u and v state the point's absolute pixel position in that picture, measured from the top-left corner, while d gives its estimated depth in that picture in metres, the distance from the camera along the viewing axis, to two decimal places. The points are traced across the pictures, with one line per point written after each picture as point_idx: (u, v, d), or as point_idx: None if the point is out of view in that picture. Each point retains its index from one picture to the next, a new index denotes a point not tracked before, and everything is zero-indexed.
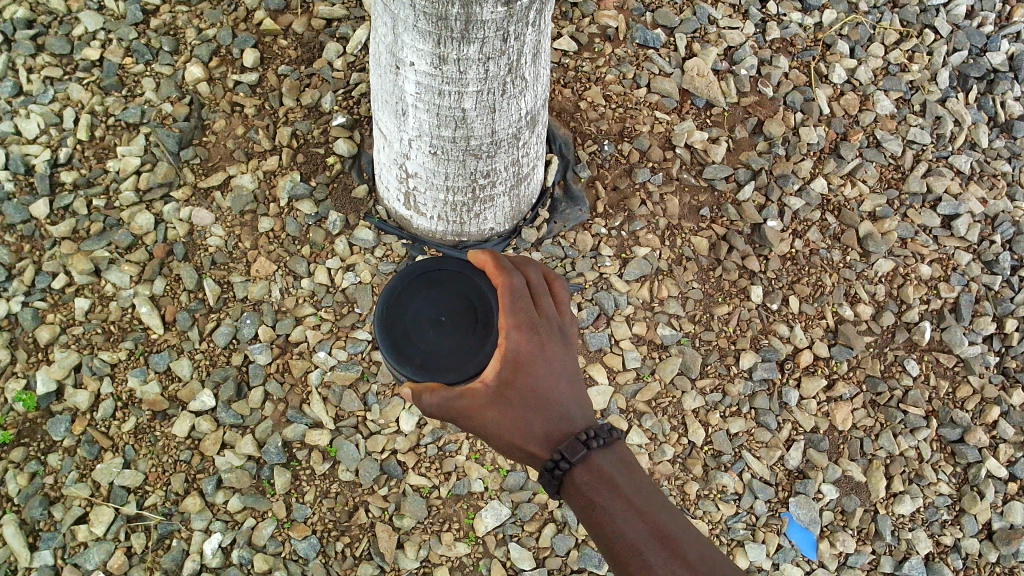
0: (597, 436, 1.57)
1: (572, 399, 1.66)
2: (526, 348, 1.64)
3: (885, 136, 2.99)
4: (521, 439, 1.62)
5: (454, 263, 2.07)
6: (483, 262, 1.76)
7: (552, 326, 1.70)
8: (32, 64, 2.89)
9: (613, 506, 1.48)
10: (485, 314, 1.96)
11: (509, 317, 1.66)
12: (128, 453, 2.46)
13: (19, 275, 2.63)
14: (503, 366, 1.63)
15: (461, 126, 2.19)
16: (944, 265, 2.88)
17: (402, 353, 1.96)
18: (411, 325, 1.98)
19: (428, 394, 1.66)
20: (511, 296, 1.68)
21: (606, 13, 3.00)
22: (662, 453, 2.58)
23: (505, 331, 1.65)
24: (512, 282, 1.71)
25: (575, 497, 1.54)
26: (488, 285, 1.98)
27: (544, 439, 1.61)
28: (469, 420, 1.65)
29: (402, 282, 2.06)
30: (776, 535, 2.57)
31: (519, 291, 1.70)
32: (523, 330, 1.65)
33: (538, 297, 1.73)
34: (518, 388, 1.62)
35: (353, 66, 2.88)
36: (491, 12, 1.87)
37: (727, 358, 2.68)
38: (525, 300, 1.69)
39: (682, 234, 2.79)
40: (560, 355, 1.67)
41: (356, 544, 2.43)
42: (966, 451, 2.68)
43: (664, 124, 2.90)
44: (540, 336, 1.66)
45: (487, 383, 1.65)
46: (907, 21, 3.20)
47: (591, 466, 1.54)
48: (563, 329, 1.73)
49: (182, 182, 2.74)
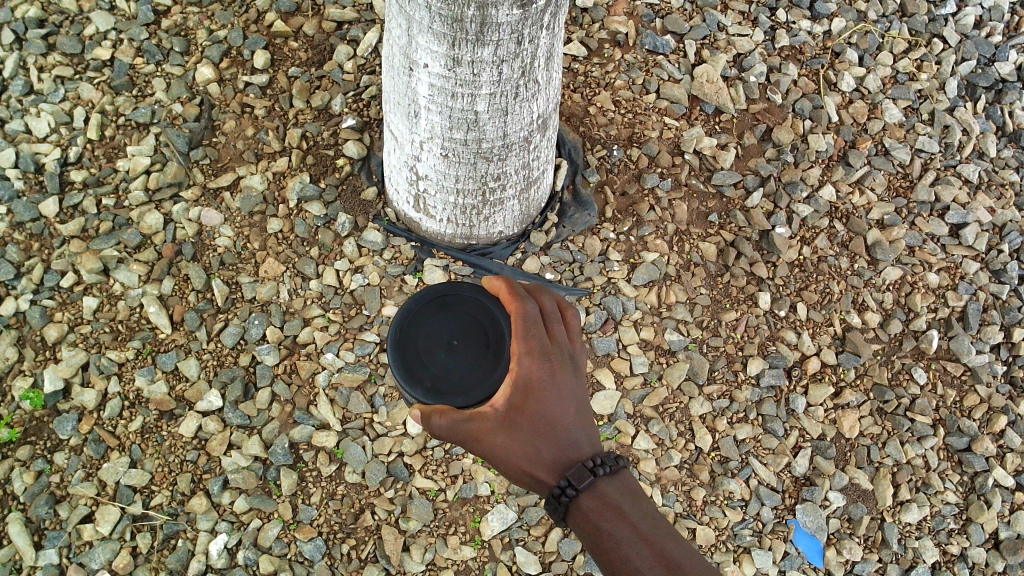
0: (604, 463, 1.57)
1: (580, 425, 1.66)
2: (535, 375, 1.66)
3: (893, 144, 3.00)
4: (530, 465, 1.62)
5: (466, 286, 2.08)
6: (498, 288, 1.78)
7: (563, 353, 1.72)
8: (43, 63, 2.90)
9: (619, 532, 1.49)
10: (497, 338, 1.96)
11: (520, 344, 1.68)
12: (135, 453, 2.45)
13: (28, 273, 2.62)
14: (513, 392, 1.66)
15: (473, 128, 2.19)
16: (952, 274, 2.88)
17: (413, 374, 1.95)
18: (424, 347, 1.98)
19: (438, 416, 1.65)
20: (525, 322, 1.70)
21: (615, 18, 3.01)
22: (669, 459, 2.57)
23: (517, 357, 1.68)
24: (527, 308, 1.71)
25: (582, 523, 1.54)
26: (500, 310, 1.99)
27: (551, 465, 1.61)
28: (477, 444, 1.64)
29: (414, 303, 2.05)
30: (782, 542, 2.56)
31: (534, 318, 1.71)
32: (535, 357, 1.67)
33: (551, 325, 1.74)
34: (528, 412, 1.64)
35: (363, 68, 2.89)
36: (507, 15, 1.88)
37: (735, 364, 2.68)
38: (539, 327, 1.70)
39: (690, 240, 2.79)
40: (571, 383, 1.69)
41: (361, 546, 2.42)
42: (973, 460, 2.68)
43: (673, 130, 2.91)
44: (551, 363, 1.68)
45: (495, 408, 1.65)
46: (915, 30, 3.21)
47: (597, 493, 1.54)
48: (574, 357, 1.74)
49: (192, 182, 2.74)
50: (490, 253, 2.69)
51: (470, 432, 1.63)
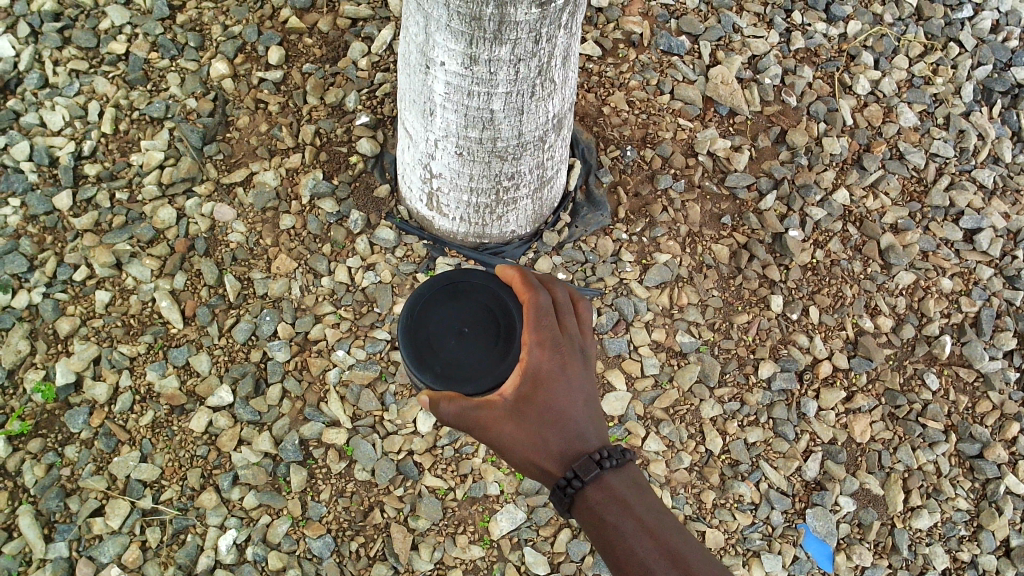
0: (611, 456, 1.56)
1: (587, 417, 1.65)
2: (545, 366, 1.65)
3: (908, 148, 2.99)
4: (536, 455, 1.61)
5: (479, 274, 2.09)
6: (511, 278, 1.79)
7: (573, 345, 1.71)
8: (59, 57, 2.90)
9: (624, 526, 1.48)
10: (508, 328, 1.97)
11: (531, 334, 1.68)
12: (146, 447, 2.45)
13: (41, 266, 2.62)
14: (522, 381, 1.64)
15: (489, 127, 2.19)
16: (965, 279, 2.87)
17: (423, 361, 1.97)
18: (435, 334, 2.00)
19: (447, 402, 1.66)
20: (537, 312, 1.70)
21: (630, 19, 3.00)
22: (679, 461, 2.56)
23: (527, 347, 1.67)
24: (538, 298, 1.72)
25: (586, 516, 1.54)
26: (513, 300, 2.01)
27: (558, 456, 1.60)
28: (485, 431, 1.64)
29: (426, 291, 2.08)
30: (792, 546, 2.55)
31: (546, 308, 1.71)
32: (545, 347, 1.67)
33: (562, 316, 1.74)
34: (537, 403, 1.62)
35: (377, 66, 2.89)
36: (525, 14, 1.87)
37: (746, 367, 2.67)
38: (550, 318, 1.70)
39: (703, 242, 2.79)
40: (580, 375, 1.67)
41: (370, 544, 2.43)
42: (985, 467, 2.66)
43: (687, 131, 2.90)
44: (562, 354, 1.67)
45: (504, 396, 1.64)
46: (932, 34, 3.19)
47: (603, 486, 1.54)
48: (584, 350, 1.73)
49: (205, 177, 2.74)
50: (502, 252, 2.69)
51: (478, 419, 1.63)
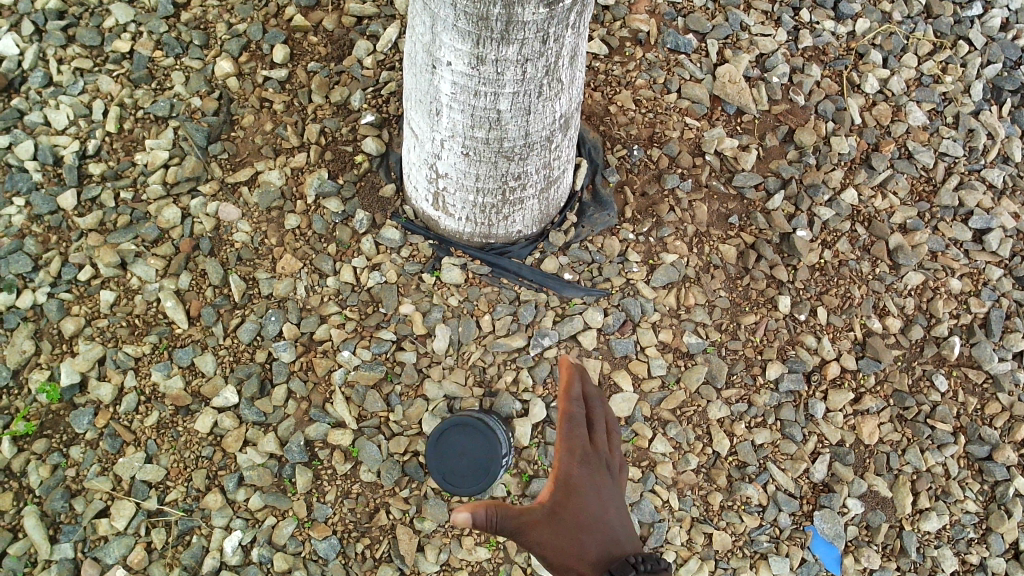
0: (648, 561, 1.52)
1: (621, 527, 1.67)
2: (579, 474, 1.70)
3: (917, 147, 2.96)
4: (575, 561, 1.59)
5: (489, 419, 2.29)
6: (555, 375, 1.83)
7: (605, 462, 1.75)
8: (63, 55, 2.89)
9: None
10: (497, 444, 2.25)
11: (564, 440, 1.74)
12: (151, 448, 2.44)
13: (46, 265, 2.61)
14: (555, 490, 1.68)
15: (495, 127, 2.17)
16: (975, 280, 2.85)
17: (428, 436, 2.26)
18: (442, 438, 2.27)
19: (485, 509, 1.60)
20: (569, 423, 1.76)
21: (637, 17, 2.99)
22: (687, 463, 2.54)
23: (560, 453, 1.73)
24: (572, 409, 1.77)
25: None
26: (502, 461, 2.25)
27: (596, 562, 1.59)
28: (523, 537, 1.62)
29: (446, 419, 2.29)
30: (799, 548, 2.54)
31: (578, 419, 1.77)
32: (577, 456, 1.72)
33: (595, 438, 1.78)
34: (572, 511, 1.65)
35: (383, 64, 2.87)
36: (533, 13, 1.86)
37: (754, 368, 2.66)
38: (583, 429, 1.76)
39: (710, 242, 2.77)
40: (610, 486, 1.71)
41: (376, 545, 2.43)
42: (994, 469, 2.64)
43: (694, 130, 2.88)
44: (593, 465, 1.73)
45: (541, 507, 1.66)
46: (941, 32, 3.17)
47: None
48: (614, 468, 1.77)
49: (210, 177, 2.73)
50: (508, 252, 2.66)
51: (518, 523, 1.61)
